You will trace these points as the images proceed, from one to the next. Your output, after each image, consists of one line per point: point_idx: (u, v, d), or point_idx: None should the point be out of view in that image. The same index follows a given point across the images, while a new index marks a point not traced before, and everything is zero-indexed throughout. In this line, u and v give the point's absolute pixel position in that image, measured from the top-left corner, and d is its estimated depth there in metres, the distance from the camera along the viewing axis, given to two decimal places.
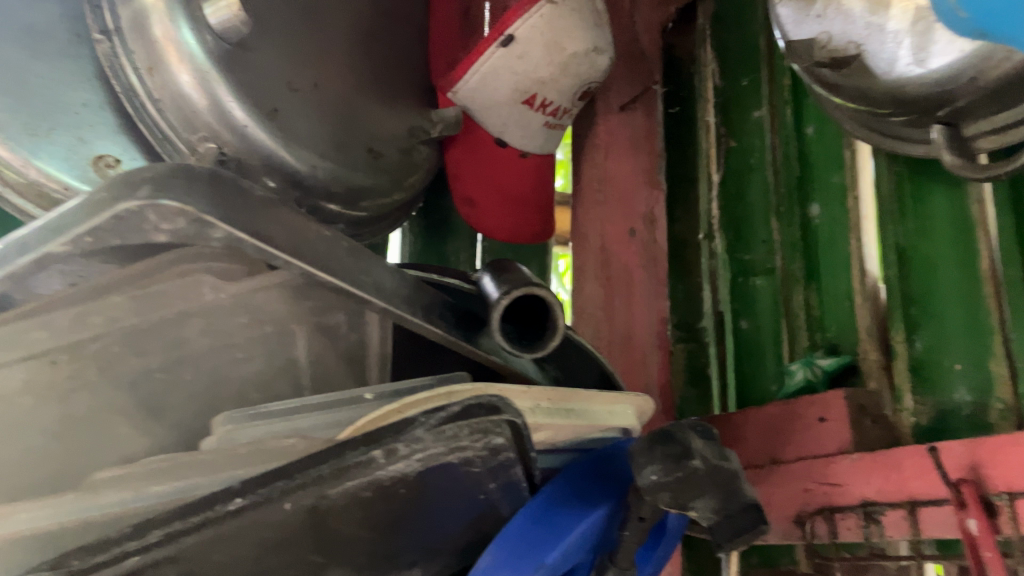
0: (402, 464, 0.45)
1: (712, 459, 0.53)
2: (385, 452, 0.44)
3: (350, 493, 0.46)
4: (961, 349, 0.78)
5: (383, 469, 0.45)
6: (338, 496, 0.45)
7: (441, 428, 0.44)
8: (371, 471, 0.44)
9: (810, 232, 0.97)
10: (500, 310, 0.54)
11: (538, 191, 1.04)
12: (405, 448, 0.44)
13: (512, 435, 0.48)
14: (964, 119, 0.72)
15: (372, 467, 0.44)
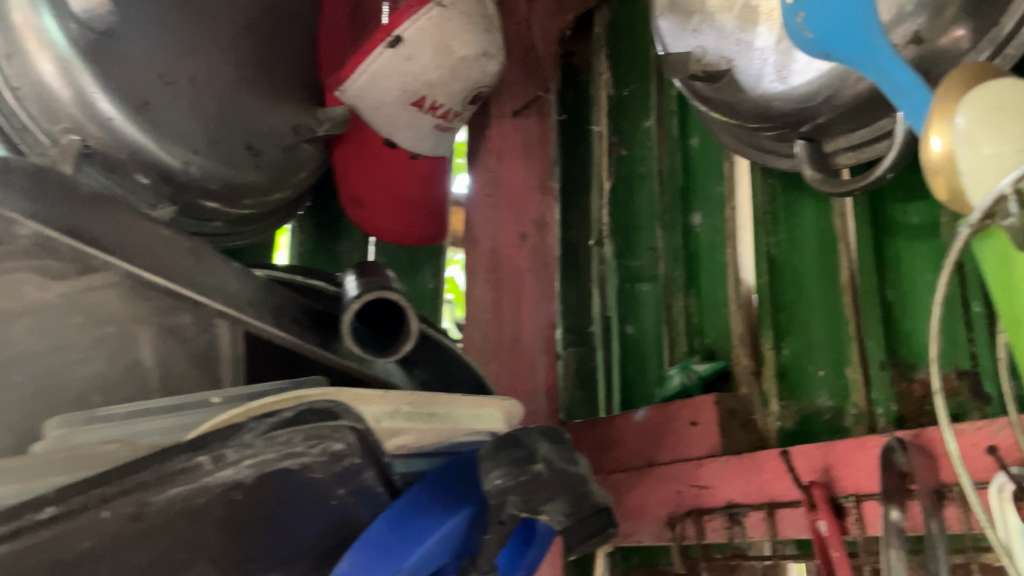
0: (231, 471, 0.46)
1: (559, 462, 0.54)
2: (213, 458, 0.45)
3: (175, 502, 0.46)
4: (824, 356, 0.82)
5: (211, 477, 0.45)
6: (162, 504, 0.45)
7: (272, 434, 0.46)
8: (197, 478, 0.45)
9: (692, 240, 1.00)
10: (351, 315, 0.53)
11: (427, 195, 1.03)
12: (234, 454, 0.45)
13: (351, 442, 0.49)
14: (823, 137, 0.75)
15: (199, 473, 0.45)
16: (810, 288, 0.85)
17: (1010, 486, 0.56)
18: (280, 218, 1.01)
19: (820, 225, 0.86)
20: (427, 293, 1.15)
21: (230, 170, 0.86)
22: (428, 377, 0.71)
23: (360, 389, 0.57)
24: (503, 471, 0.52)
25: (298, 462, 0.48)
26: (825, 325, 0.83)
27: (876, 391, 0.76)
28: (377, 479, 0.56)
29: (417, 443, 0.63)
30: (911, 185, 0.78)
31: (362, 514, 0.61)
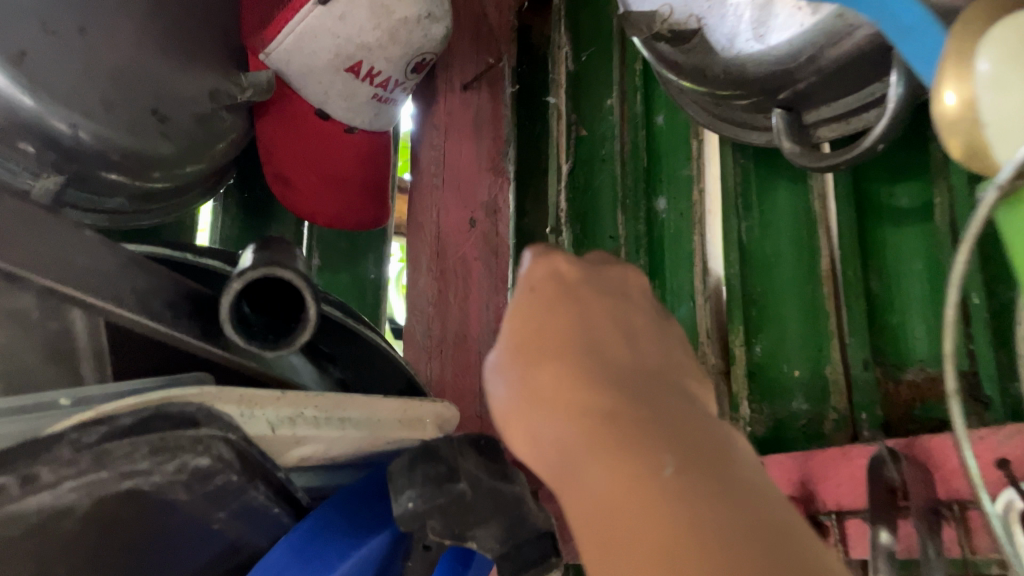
0: (46, 495, 0.39)
1: (486, 480, 0.45)
2: (21, 481, 0.38)
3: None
4: (800, 355, 0.74)
5: (21, 502, 0.38)
6: None
7: (100, 447, 0.39)
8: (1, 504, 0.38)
9: (656, 227, 0.91)
10: (232, 298, 0.43)
11: (366, 173, 0.93)
12: (51, 475, 0.38)
13: (215, 457, 0.41)
14: (803, 106, 0.66)
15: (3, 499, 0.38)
16: (783, 280, 0.77)
17: (1019, 504, 0.48)
18: (198, 196, 0.90)
19: (796, 208, 0.77)
20: (369, 284, 1.04)
21: (130, 136, 0.74)
22: (348, 376, 0.61)
23: (252, 391, 0.47)
24: (418, 491, 0.43)
25: (149, 483, 0.41)
26: (801, 319, 0.75)
27: (858, 394, 0.67)
28: (270, 499, 0.46)
29: (327, 454, 0.53)
30: (900, 164, 0.70)
31: (260, 538, 0.51)
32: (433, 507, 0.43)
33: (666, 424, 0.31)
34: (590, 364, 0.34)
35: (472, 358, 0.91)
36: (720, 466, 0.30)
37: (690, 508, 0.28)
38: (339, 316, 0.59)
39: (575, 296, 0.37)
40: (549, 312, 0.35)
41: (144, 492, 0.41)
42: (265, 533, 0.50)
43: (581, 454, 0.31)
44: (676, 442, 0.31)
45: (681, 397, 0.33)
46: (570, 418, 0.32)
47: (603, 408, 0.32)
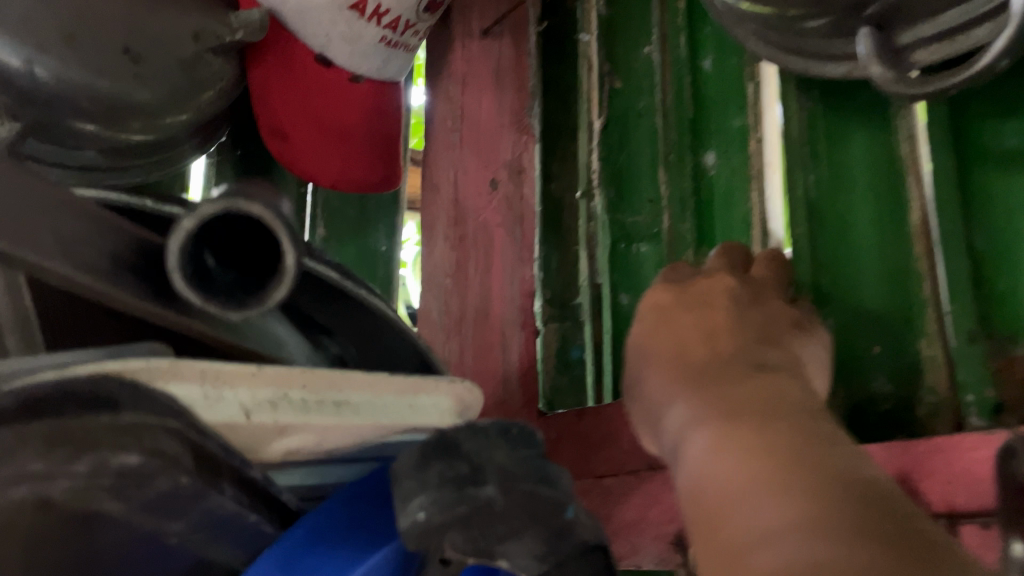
0: None
1: (522, 481, 0.33)
2: None
3: None
4: (880, 328, 0.63)
5: None
6: None
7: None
8: None
9: (704, 186, 0.80)
10: (185, 241, 0.33)
11: (373, 128, 0.81)
12: None
13: (144, 455, 0.31)
14: (894, 23, 0.55)
15: None
16: (860, 244, 0.66)
17: None
18: (184, 154, 0.80)
19: (873, 157, 0.67)
20: (380, 258, 0.92)
21: (98, 79, 0.65)
22: (350, 350, 0.52)
23: (219, 365, 0.37)
24: (429, 497, 0.31)
25: (58, 489, 0.30)
26: (881, 287, 0.64)
27: (963, 371, 0.56)
28: (237, 506, 0.36)
29: (321, 446, 0.43)
30: (1012, 94, 0.59)
31: (236, 551, 0.41)
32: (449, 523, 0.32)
33: (769, 404, 0.42)
34: (698, 369, 0.48)
35: (495, 336, 0.81)
36: (823, 452, 0.38)
37: (790, 473, 0.37)
38: (333, 279, 0.46)
39: (694, 316, 0.52)
40: (662, 323, 0.55)
41: (58, 501, 0.31)
42: (242, 546, 0.41)
43: (700, 432, 0.43)
44: (769, 416, 0.41)
45: (779, 386, 0.44)
46: (716, 432, 0.42)
47: (706, 390, 0.46)
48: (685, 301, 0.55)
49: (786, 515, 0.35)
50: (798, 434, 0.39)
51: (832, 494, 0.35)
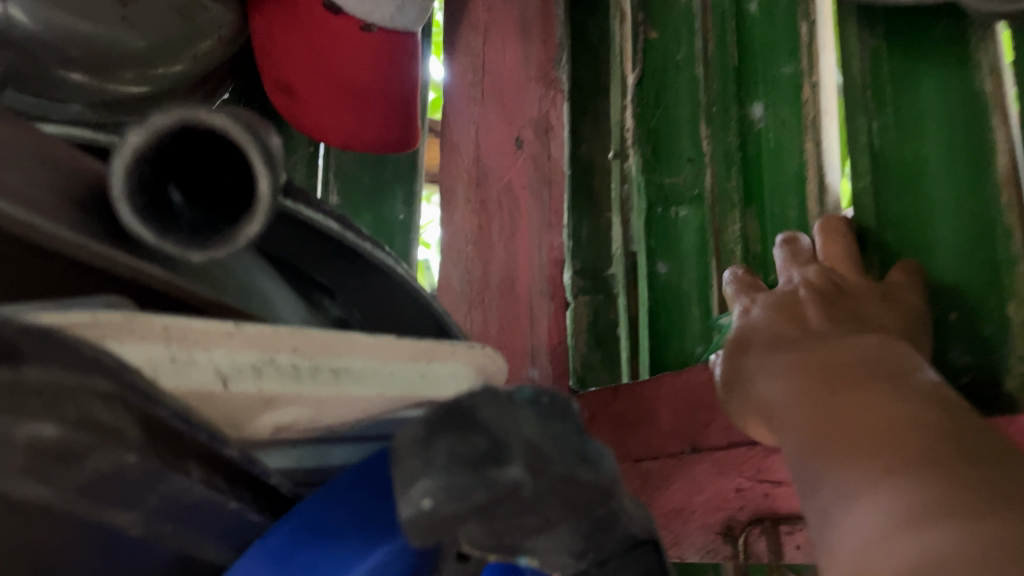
0: None
1: (555, 462, 0.25)
2: None
3: None
4: (961, 289, 0.56)
5: None
6: None
7: None
8: None
9: (750, 140, 0.72)
10: (132, 162, 0.27)
11: (386, 80, 0.72)
12: None
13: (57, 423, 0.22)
14: None
15: None
16: (933, 198, 0.59)
17: None
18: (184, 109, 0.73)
19: (946, 102, 0.60)
20: (397, 228, 0.83)
21: (82, 23, 0.59)
22: (355, 314, 0.46)
23: (188, 319, 0.31)
24: (439, 480, 0.24)
25: None
26: (958, 245, 0.57)
27: None
28: (211, 491, 0.30)
29: (315, 420, 0.36)
30: None
31: (219, 545, 0.35)
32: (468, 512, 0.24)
33: (852, 368, 0.46)
34: (767, 344, 0.53)
35: (522, 308, 0.74)
36: (910, 404, 0.42)
37: (882, 433, 0.41)
38: (332, 230, 0.41)
39: (776, 306, 0.55)
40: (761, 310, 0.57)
41: None
42: (227, 539, 0.35)
43: (792, 410, 0.48)
44: (858, 380, 0.45)
45: (863, 345, 0.48)
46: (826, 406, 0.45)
47: (793, 367, 0.50)
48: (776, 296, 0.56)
49: (876, 472, 0.39)
50: (884, 391, 0.43)
51: (919, 443, 0.39)
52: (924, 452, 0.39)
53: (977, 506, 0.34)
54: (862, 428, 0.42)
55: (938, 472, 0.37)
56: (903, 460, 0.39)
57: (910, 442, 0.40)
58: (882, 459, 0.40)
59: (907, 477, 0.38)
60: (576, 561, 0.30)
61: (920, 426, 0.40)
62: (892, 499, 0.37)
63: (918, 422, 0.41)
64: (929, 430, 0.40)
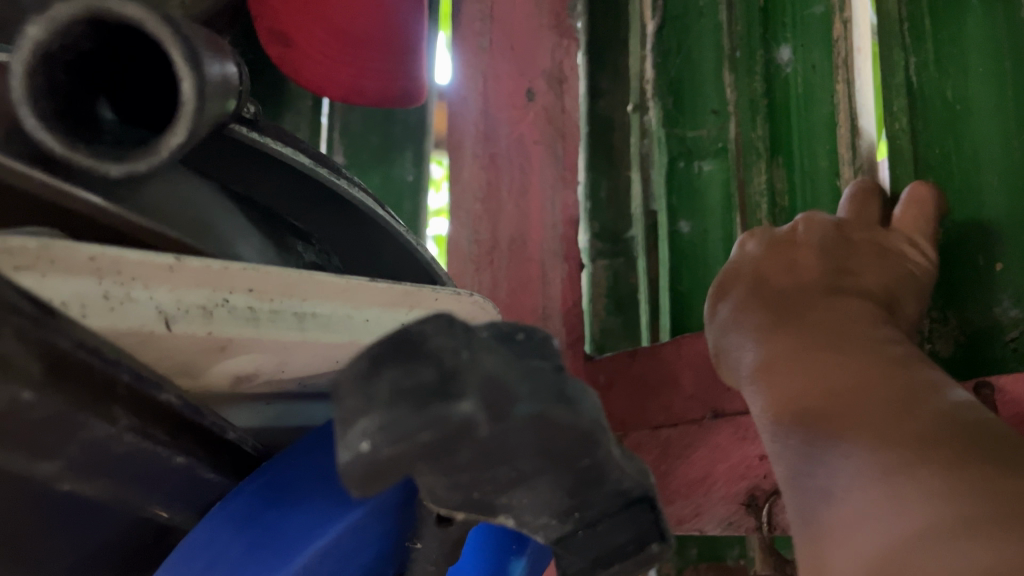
0: None
1: (519, 397, 0.22)
2: None
3: None
4: (1009, 237, 0.51)
5: None
6: None
7: None
8: None
9: (777, 85, 0.67)
10: (34, 65, 0.24)
11: (385, 29, 0.69)
12: None
13: None
14: None
15: None
16: (975, 141, 0.54)
17: None
18: None
19: (991, 34, 0.54)
20: (406, 189, 0.79)
21: None
22: (333, 263, 0.43)
23: (123, 251, 0.27)
24: (380, 419, 0.21)
25: None
26: (1004, 189, 0.52)
27: None
28: (145, 439, 0.27)
29: (280, 369, 0.33)
30: None
31: (171, 504, 0.32)
32: (415, 455, 0.21)
33: (834, 349, 0.45)
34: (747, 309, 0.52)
35: (534, 269, 0.70)
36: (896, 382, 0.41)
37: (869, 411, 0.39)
38: (306, 166, 0.39)
39: (754, 274, 0.54)
40: (743, 274, 0.54)
41: None
42: (181, 499, 0.32)
43: (768, 382, 0.46)
44: (842, 356, 0.44)
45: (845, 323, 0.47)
46: (833, 390, 0.42)
47: (774, 339, 0.48)
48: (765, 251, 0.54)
49: (865, 445, 0.38)
50: (869, 368, 0.42)
51: (912, 420, 0.38)
52: (917, 429, 0.37)
53: (977, 482, 0.33)
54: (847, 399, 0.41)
55: (928, 445, 0.36)
56: (897, 435, 0.37)
57: (898, 421, 0.38)
58: (870, 431, 0.38)
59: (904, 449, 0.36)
60: (558, 519, 0.27)
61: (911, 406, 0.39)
62: (884, 469, 0.36)
63: (908, 399, 0.39)
64: (922, 409, 0.38)
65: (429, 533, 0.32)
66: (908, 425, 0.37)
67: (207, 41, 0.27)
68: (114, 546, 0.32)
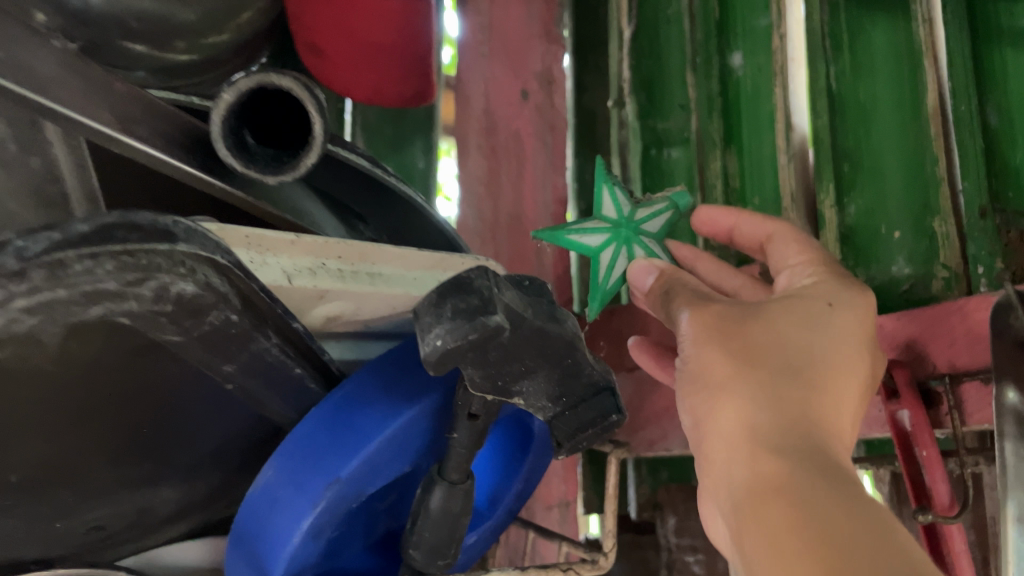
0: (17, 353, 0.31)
1: (530, 318, 0.37)
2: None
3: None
4: (901, 212, 0.64)
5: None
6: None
7: (47, 290, 0.28)
8: None
9: (730, 86, 0.81)
10: (225, 116, 0.38)
11: (405, 39, 0.81)
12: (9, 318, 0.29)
13: (202, 290, 0.33)
14: None
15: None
16: (883, 130, 0.67)
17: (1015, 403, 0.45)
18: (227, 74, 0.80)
19: (895, 47, 0.68)
20: (418, 174, 0.93)
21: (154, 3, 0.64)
22: (384, 239, 0.57)
23: (263, 230, 0.41)
24: (447, 327, 0.35)
25: (125, 311, 0.32)
26: (903, 171, 0.65)
27: (972, 245, 0.58)
28: (282, 355, 0.41)
29: (358, 312, 0.48)
30: None
31: (284, 404, 0.46)
32: (466, 347, 0.35)
33: (727, 455, 0.38)
34: (691, 424, 0.42)
35: (530, 241, 0.84)
36: (767, 453, 0.36)
37: (746, 510, 0.34)
38: (365, 167, 0.52)
39: (739, 349, 0.41)
40: (699, 356, 0.42)
41: (125, 330, 0.33)
42: (289, 402, 0.46)
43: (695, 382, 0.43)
44: (728, 450, 0.38)
45: (739, 417, 0.38)
46: (775, 482, 0.34)
47: (709, 469, 0.39)
48: (762, 321, 0.43)
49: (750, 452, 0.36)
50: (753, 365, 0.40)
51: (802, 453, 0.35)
52: (794, 474, 0.34)
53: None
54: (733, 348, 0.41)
55: (826, 492, 0.32)
56: (792, 480, 0.33)
57: (814, 522, 0.31)
58: (758, 540, 0.32)
59: (732, 471, 0.37)
60: (551, 401, 0.41)
61: (787, 483, 0.33)
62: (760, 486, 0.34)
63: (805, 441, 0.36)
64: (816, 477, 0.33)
65: (462, 425, 0.46)
66: (800, 515, 0.31)
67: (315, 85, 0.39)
68: (240, 434, 0.47)
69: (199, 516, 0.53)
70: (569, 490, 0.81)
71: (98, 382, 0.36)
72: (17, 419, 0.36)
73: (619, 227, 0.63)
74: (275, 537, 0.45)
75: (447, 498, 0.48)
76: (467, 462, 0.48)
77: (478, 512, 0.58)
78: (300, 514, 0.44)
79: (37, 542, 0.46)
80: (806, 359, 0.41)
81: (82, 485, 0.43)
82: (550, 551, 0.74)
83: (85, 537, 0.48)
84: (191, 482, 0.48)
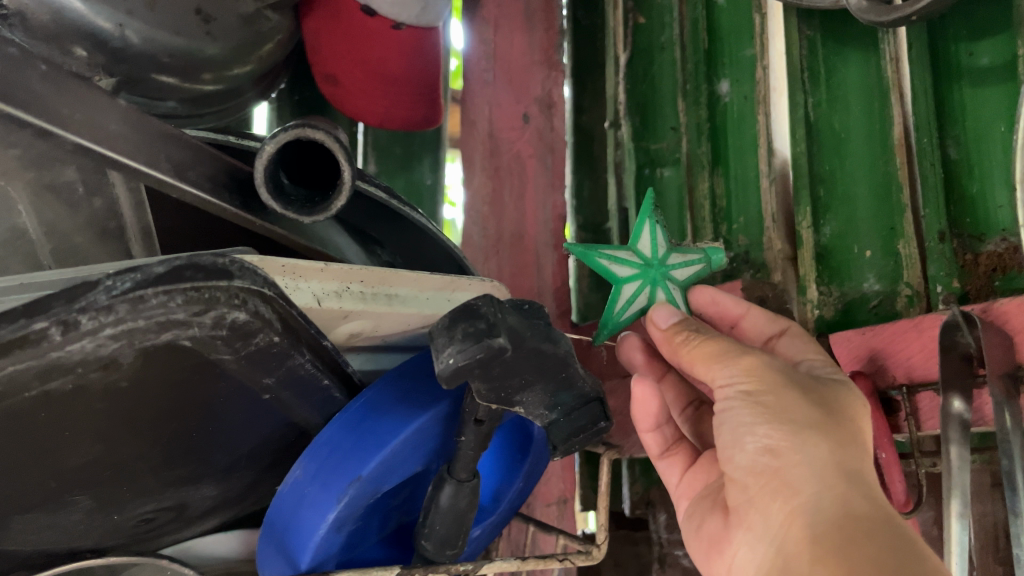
0: (97, 374, 0.38)
1: (528, 339, 0.42)
2: (43, 376, 0.36)
3: (36, 417, 0.38)
4: (871, 235, 0.70)
5: (57, 383, 0.37)
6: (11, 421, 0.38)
7: (123, 318, 0.35)
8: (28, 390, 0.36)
9: (718, 112, 0.86)
10: (267, 163, 0.44)
11: (414, 70, 0.87)
12: (91, 339, 0.35)
13: (252, 315, 0.39)
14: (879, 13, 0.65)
15: (23, 389, 0.36)
16: (855, 159, 0.73)
17: (965, 412, 0.51)
18: (248, 101, 0.86)
19: (866, 80, 0.74)
20: (426, 191, 0.99)
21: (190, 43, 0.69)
22: (398, 262, 0.63)
23: (295, 260, 0.46)
24: (458, 347, 0.41)
25: (188, 336, 0.38)
26: (871, 196, 0.71)
27: (932, 266, 0.64)
28: (316, 371, 0.47)
29: (377, 329, 0.53)
30: (981, 18, 0.66)
31: (312, 412, 0.52)
32: (473, 363, 0.41)
33: (812, 484, 0.47)
34: (755, 451, 0.50)
35: (530, 258, 0.89)
36: (856, 493, 0.46)
37: (837, 536, 0.44)
38: (382, 199, 0.58)
39: (812, 400, 0.50)
40: (772, 395, 0.50)
41: (187, 352, 0.39)
42: (316, 408, 0.52)
43: (752, 417, 0.50)
44: (813, 483, 0.47)
45: (825, 455, 0.48)
46: (860, 523, 0.44)
47: (780, 493, 0.49)
48: (818, 385, 0.52)
49: (836, 496, 0.46)
50: (821, 418, 0.49)
51: (876, 504, 0.45)
52: (875, 518, 0.44)
53: None
54: (804, 400, 0.50)
55: (903, 534, 0.43)
56: (872, 523, 0.44)
57: (907, 552, 0.41)
58: (848, 562, 0.42)
59: (817, 509, 0.46)
60: (547, 409, 0.48)
61: (871, 521, 0.44)
62: (848, 526, 0.44)
63: (873, 493, 0.46)
64: (890, 522, 0.44)
65: (469, 430, 0.52)
66: (887, 546, 0.41)
67: (345, 136, 0.45)
68: (273, 439, 0.53)
69: (231, 511, 0.59)
70: (568, 489, 0.87)
71: (155, 396, 0.42)
72: (89, 426, 0.41)
73: (649, 269, 0.63)
74: (303, 529, 0.51)
75: (456, 494, 0.54)
76: (473, 462, 0.54)
77: (483, 506, 0.63)
78: (325, 509, 0.50)
79: (94, 534, 0.52)
80: (860, 424, 0.51)
81: (135, 483, 0.49)
82: (549, 544, 0.80)
83: (135, 528, 0.54)
84: (228, 479, 0.54)
